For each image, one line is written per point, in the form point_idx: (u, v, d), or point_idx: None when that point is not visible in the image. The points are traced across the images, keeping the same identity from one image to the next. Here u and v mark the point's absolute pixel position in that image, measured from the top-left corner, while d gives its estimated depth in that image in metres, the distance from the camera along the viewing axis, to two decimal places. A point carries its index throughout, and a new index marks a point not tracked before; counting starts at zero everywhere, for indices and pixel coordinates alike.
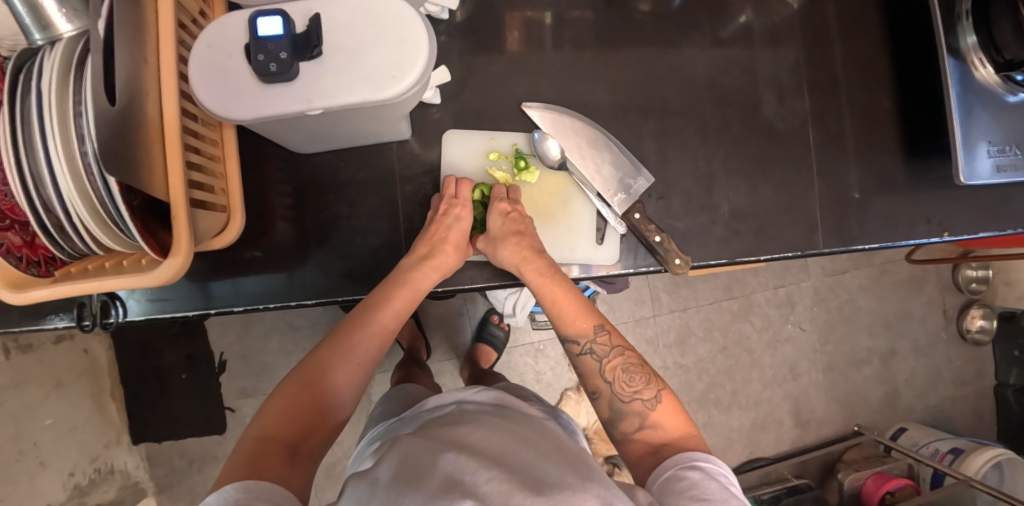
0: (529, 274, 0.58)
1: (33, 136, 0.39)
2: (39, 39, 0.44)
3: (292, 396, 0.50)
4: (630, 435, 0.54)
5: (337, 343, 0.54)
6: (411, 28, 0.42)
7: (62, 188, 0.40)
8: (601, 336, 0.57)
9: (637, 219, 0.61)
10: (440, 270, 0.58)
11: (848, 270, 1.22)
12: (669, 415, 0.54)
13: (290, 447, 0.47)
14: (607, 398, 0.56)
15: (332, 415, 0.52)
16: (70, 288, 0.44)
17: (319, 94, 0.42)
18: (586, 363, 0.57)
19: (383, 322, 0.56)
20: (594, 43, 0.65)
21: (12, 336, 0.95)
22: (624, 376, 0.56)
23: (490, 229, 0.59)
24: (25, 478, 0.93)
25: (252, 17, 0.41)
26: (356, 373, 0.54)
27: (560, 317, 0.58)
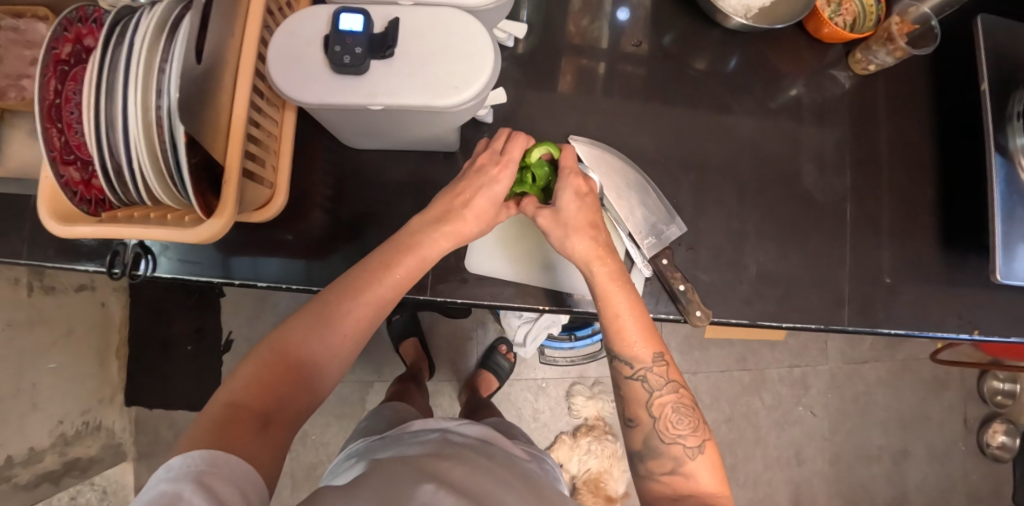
0: (600, 271, 0.55)
1: (118, 85, 0.42)
2: None
3: (268, 365, 0.50)
4: (655, 474, 0.54)
5: (323, 311, 0.52)
6: (479, 47, 0.45)
7: (133, 137, 0.42)
8: (658, 367, 0.55)
9: (664, 265, 0.60)
10: (453, 237, 0.57)
11: (869, 361, 1.18)
12: (707, 466, 0.53)
13: (263, 417, 0.46)
14: (646, 431, 0.54)
15: (305, 389, 0.51)
16: (109, 231, 0.46)
17: (383, 91, 0.44)
18: (634, 387, 0.55)
19: (375, 292, 0.54)
20: (647, 91, 0.67)
21: (40, 275, 1.00)
22: (673, 417, 0.54)
23: (564, 209, 0.56)
24: (19, 415, 0.94)
25: (336, 12, 0.44)
26: (339, 346, 0.53)
27: (632, 327, 0.55)
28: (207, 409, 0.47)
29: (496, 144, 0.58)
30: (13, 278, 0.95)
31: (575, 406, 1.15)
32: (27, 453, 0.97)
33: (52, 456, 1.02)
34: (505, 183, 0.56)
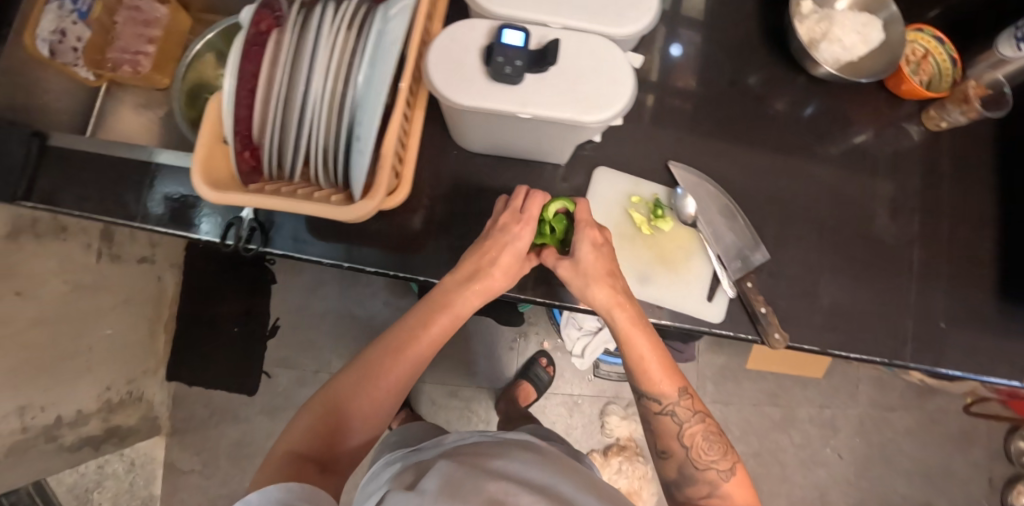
0: (618, 318, 0.56)
1: (306, 67, 0.44)
2: None
3: (319, 417, 0.53)
4: (694, 499, 0.58)
5: (365, 371, 0.54)
6: (620, 74, 0.49)
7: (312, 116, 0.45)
8: (685, 401, 0.58)
9: (748, 287, 0.63)
10: (483, 293, 0.57)
11: (898, 410, 1.19)
12: (739, 485, 0.57)
13: (318, 463, 0.50)
14: (680, 461, 0.58)
15: (353, 433, 0.53)
16: (257, 200, 0.48)
17: (533, 103, 0.48)
18: (663, 423, 0.59)
19: (412, 349, 0.56)
20: (737, 125, 0.71)
21: (108, 242, 1.04)
22: (704, 444, 0.58)
23: (582, 263, 0.56)
24: (72, 376, 0.98)
25: (500, 27, 0.48)
26: (379, 402, 0.55)
27: (654, 370, 0.58)
28: (266, 465, 0.50)
29: (514, 202, 0.57)
30: (86, 243, 1.00)
31: (608, 425, 1.17)
32: (75, 415, 0.99)
33: (97, 421, 1.04)
34: (527, 239, 0.56)
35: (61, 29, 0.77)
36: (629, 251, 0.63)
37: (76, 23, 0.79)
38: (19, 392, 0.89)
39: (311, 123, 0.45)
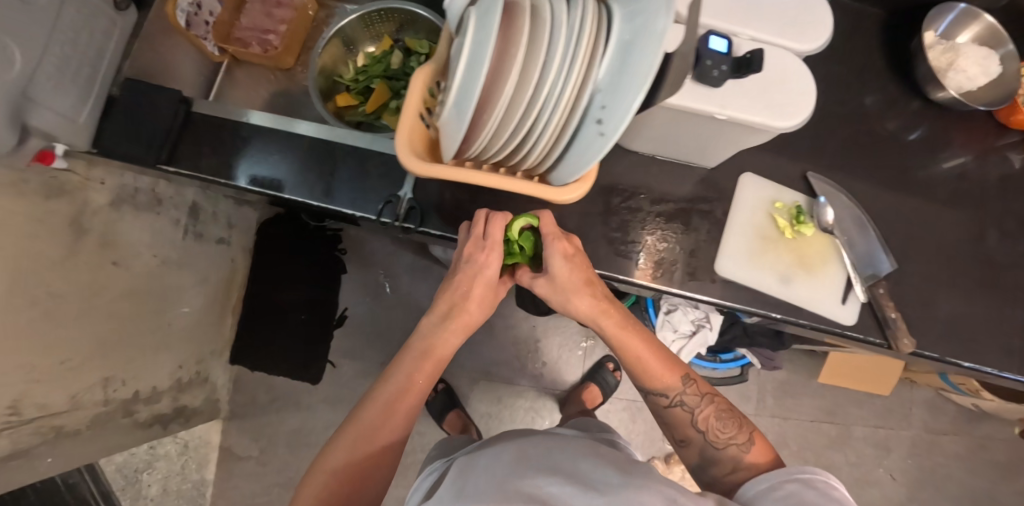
0: (604, 323, 0.58)
1: (551, 58, 0.44)
2: None
3: (325, 489, 0.52)
4: (723, 478, 0.56)
5: (365, 425, 0.55)
6: (804, 85, 0.53)
7: (547, 107, 0.45)
8: (689, 387, 0.59)
9: (880, 293, 0.65)
10: (463, 326, 0.59)
11: (947, 434, 1.15)
12: (763, 451, 0.55)
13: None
14: (699, 446, 0.59)
15: (365, 489, 0.53)
16: (469, 179, 0.50)
17: (733, 105, 0.51)
18: (675, 414, 0.60)
19: (413, 386, 0.57)
20: (864, 139, 0.74)
21: (194, 220, 1.03)
22: (718, 424, 0.58)
23: (556, 275, 0.57)
24: (150, 352, 0.97)
25: (707, 33, 0.51)
26: (385, 454, 0.55)
27: (648, 370, 0.60)
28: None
29: (477, 228, 0.58)
30: (174, 219, 0.99)
31: None
32: (150, 391, 0.98)
33: (168, 399, 1.03)
34: (497, 263, 0.57)
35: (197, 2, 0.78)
36: (771, 252, 0.65)
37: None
38: (107, 363, 0.89)
39: (543, 112, 0.46)
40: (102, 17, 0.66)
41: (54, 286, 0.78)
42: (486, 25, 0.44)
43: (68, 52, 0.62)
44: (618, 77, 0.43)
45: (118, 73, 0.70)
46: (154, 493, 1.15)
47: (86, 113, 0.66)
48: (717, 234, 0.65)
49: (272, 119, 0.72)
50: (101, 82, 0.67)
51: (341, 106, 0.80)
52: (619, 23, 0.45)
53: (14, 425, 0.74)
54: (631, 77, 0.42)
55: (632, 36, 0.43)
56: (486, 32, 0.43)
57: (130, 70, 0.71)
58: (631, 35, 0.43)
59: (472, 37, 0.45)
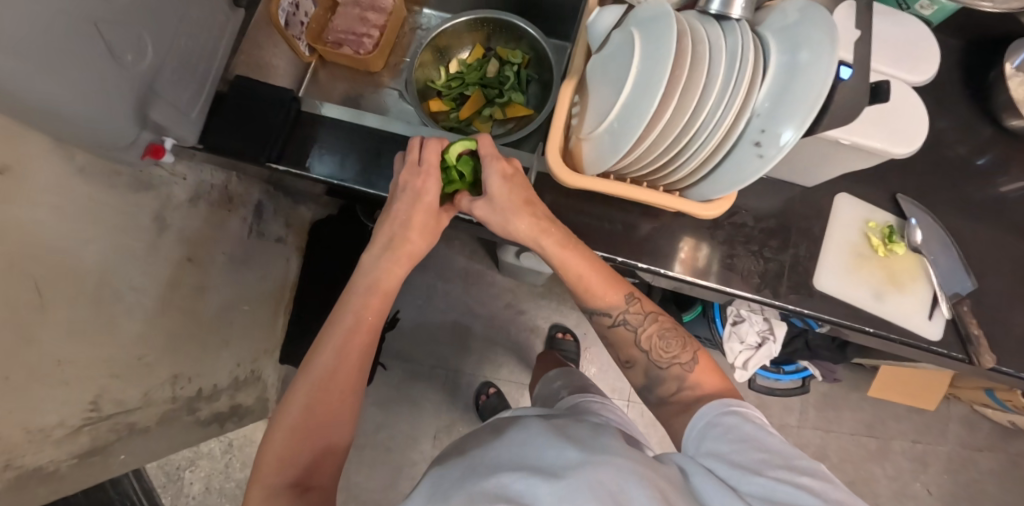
0: (550, 247, 0.59)
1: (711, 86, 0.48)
2: (713, 8, 0.51)
3: (289, 440, 0.53)
4: (669, 395, 0.62)
5: (320, 378, 0.55)
6: (919, 114, 0.56)
7: (703, 129, 0.49)
8: (633, 307, 0.63)
9: (963, 310, 0.68)
10: (408, 257, 0.59)
11: (983, 450, 1.19)
12: (703, 371, 0.61)
13: (300, 483, 0.52)
14: (645, 365, 0.64)
15: (332, 437, 0.55)
16: (614, 192, 0.54)
17: (856, 131, 0.54)
18: (619, 333, 0.64)
19: (357, 336, 0.57)
20: (946, 162, 0.76)
21: (258, 219, 1.03)
22: (662, 343, 0.62)
23: (495, 197, 0.58)
24: (213, 348, 0.97)
25: None
26: (341, 413, 0.55)
27: (593, 296, 0.62)
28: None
29: (411, 155, 0.58)
30: (242, 216, 0.99)
31: None
32: (211, 389, 0.98)
33: (225, 397, 1.03)
34: (435, 187, 0.58)
35: (296, 3, 0.78)
36: (864, 269, 0.68)
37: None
38: (177, 360, 0.88)
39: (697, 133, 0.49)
40: (220, 15, 0.66)
41: (135, 279, 0.78)
42: (654, 52, 0.47)
43: (189, 49, 0.63)
44: (778, 103, 0.47)
45: (226, 72, 0.70)
46: (196, 490, 1.17)
47: (196, 110, 0.66)
48: (816, 252, 0.67)
49: (353, 114, 0.73)
50: (212, 80, 0.68)
51: (434, 110, 0.82)
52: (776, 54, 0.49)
53: (93, 421, 0.74)
54: (793, 104, 0.45)
55: (794, 64, 0.46)
56: (655, 60, 0.47)
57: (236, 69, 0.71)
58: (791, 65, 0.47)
59: (636, 63, 0.48)
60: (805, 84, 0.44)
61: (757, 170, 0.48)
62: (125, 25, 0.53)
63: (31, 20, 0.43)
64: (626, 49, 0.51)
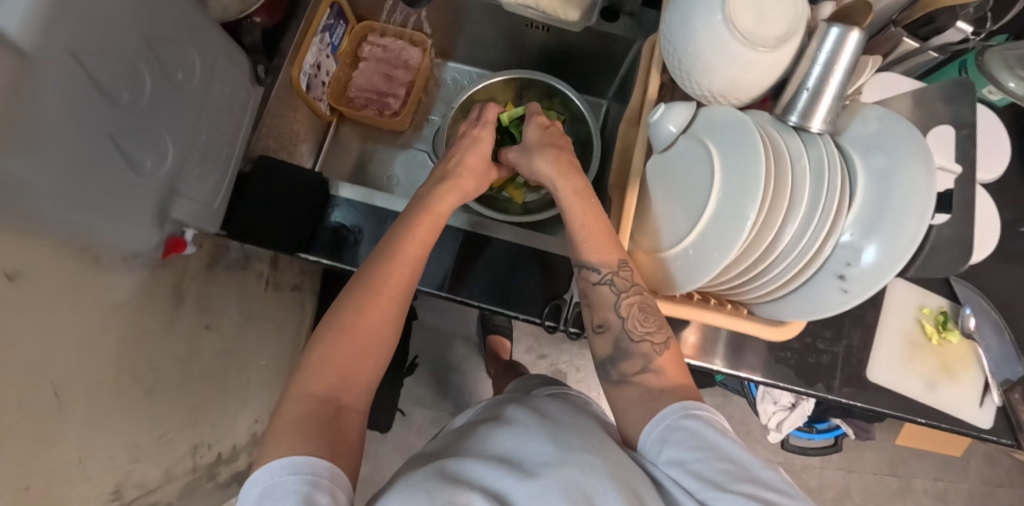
0: (565, 190, 0.57)
1: (798, 220, 0.45)
2: (792, 120, 0.48)
3: (335, 343, 0.51)
4: (627, 377, 0.51)
5: (366, 288, 0.53)
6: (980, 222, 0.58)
7: (786, 265, 0.47)
8: (624, 271, 0.51)
9: (1015, 398, 0.66)
10: (454, 193, 0.62)
11: (1002, 485, 1.20)
12: (673, 363, 0.51)
13: (332, 401, 0.49)
14: (615, 333, 0.51)
15: (370, 356, 0.53)
16: (685, 312, 0.52)
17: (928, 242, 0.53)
18: (600, 293, 0.52)
19: (408, 255, 0.56)
20: None
21: (274, 272, 1.00)
22: (640, 314, 0.51)
23: (529, 141, 0.65)
24: (231, 410, 0.94)
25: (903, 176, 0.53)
26: (383, 331, 0.54)
27: (585, 243, 0.52)
28: (283, 415, 0.48)
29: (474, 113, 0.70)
30: (257, 272, 0.95)
31: None
32: (230, 450, 0.96)
33: (244, 455, 1.01)
34: (487, 140, 0.67)
35: (317, 63, 0.74)
36: (918, 357, 0.66)
37: (328, 57, 0.76)
38: (197, 430, 0.85)
39: (780, 267, 0.47)
40: (241, 94, 0.62)
41: (152, 359, 0.74)
42: (739, 179, 0.45)
43: (209, 138, 0.58)
44: (869, 240, 0.45)
45: (248, 150, 0.66)
46: None
47: (219, 199, 0.62)
48: (869, 341, 0.65)
49: (366, 193, 0.69)
50: (234, 163, 0.63)
51: None
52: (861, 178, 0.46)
53: None
54: (887, 248, 0.44)
55: (884, 201, 0.45)
56: (738, 190, 0.44)
57: (258, 148, 0.67)
58: (880, 197, 0.45)
59: (716, 191, 0.46)
60: (900, 223, 0.43)
61: (840, 304, 0.46)
62: (144, 129, 0.49)
63: (48, 155, 0.39)
64: (701, 165, 0.48)
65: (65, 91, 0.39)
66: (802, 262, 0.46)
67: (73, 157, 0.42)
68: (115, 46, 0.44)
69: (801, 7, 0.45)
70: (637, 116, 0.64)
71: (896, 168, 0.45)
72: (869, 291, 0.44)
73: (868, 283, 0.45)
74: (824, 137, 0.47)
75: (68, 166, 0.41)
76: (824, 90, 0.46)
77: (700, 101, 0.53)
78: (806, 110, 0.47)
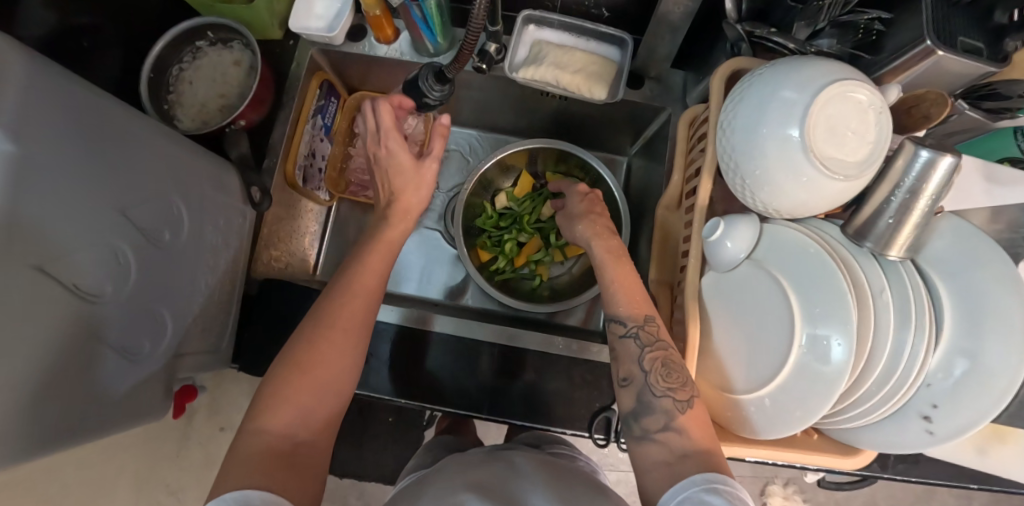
0: (599, 250, 0.54)
1: (890, 362, 0.42)
2: (867, 245, 0.44)
3: (284, 378, 0.45)
4: (649, 434, 0.46)
5: (321, 317, 0.47)
6: None
7: (871, 403, 0.43)
8: (652, 325, 0.48)
9: None
10: (400, 213, 0.52)
11: None
12: (700, 423, 0.45)
13: (288, 436, 0.43)
14: (637, 388, 0.47)
15: (332, 394, 0.46)
16: (763, 451, 0.47)
17: None
18: (625, 347, 0.49)
19: (367, 283, 0.50)
20: None
21: None
22: (664, 368, 0.46)
23: (570, 205, 0.60)
24: None
25: None
26: (341, 366, 0.47)
27: (616, 295, 0.50)
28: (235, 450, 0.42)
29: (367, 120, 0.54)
30: None
31: None
32: None
33: None
34: (397, 142, 0.52)
35: (312, 150, 0.67)
36: None
37: (322, 140, 0.68)
38: None
39: (864, 405, 0.44)
40: (237, 211, 0.56)
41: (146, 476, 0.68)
42: (822, 319, 0.42)
43: (213, 271, 0.53)
44: (957, 381, 0.42)
45: (251, 273, 0.60)
46: None
47: (227, 336, 0.57)
48: None
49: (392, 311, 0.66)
50: (238, 288, 0.58)
51: (484, 261, 0.74)
52: (946, 309, 0.44)
53: None
54: (980, 391, 0.41)
55: (975, 340, 0.42)
56: (826, 338, 0.41)
57: (261, 267, 0.62)
58: (971, 334, 0.42)
59: (797, 330, 0.43)
60: (995, 369, 0.40)
61: (925, 444, 0.44)
62: (129, 307, 0.43)
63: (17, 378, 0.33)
64: (773, 300, 0.45)
65: (28, 310, 0.34)
66: (888, 405, 0.43)
67: (52, 375, 0.36)
68: (87, 226, 0.38)
69: (885, 124, 0.40)
70: (677, 201, 0.58)
71: (987, 302, 0.42)
72: (958, 434, 0.42)
73: (960, 426, 0.42)
74: (906, 263, 0.44)
75: (46, 385, 0.36)
76: (909, 207, 0.42)
77: (762, 213, 0.48)
78: (886, 240, 0.43)
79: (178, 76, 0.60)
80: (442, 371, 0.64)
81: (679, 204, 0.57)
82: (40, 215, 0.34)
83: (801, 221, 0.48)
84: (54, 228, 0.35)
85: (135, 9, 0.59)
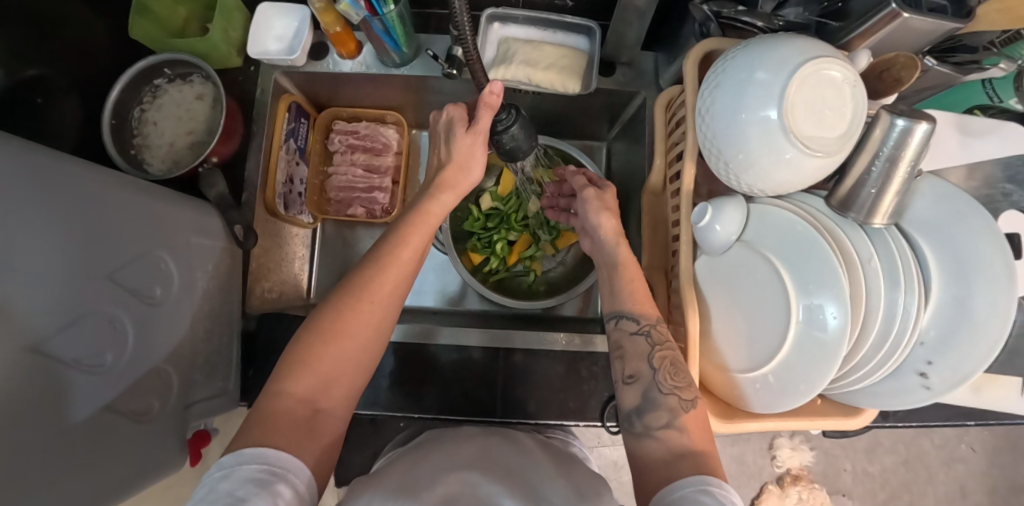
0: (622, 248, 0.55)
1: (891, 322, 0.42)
2: (853, 216, 0.45)
3: (309, 347, 0.43)
4: (652, 431, 0.46)
5: (350, 291, 0.45)
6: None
7: (872, 366, 0.45)
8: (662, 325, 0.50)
9: None
10: (448, 188, 0.52)
11: None
12: (701, 424, 0.46)
13: (309, 402, 0.42)
14: (644, 385, 0.48)
15: (355, 370, 0.44)
16: (775, 424, 0.49)
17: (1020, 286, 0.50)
18: (634, 344, 0.50)
19: (400, 258, 0.47)
20: None
21: None
22: (673, 365, 0.48)
23: (606, 195, 0.59)
24: None
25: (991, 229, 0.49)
26: (369, 338, 0.45)
27: (628, 292, 0.52)
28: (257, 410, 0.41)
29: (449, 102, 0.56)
30: None
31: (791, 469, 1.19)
32: None
33: None
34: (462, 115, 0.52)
35: (290, 176, 0.66)
36: None
37: (298, 163, 0.67)
38: None
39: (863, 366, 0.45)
40: (223, 257, 0.55)
41: None
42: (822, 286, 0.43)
43: (209, 317, 0.52)
44: (951, 336, 0.44)
45: (247, 309, 0.60)
46: None
47: (233, 378, 0.56)
48: None
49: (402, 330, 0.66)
50: (235, 332, 0.57)
51: (476, 263, 0.74)
52: (934, 269, 0.45)
53: None
54: (970, 345, 0.42)
55: (964, 299, 0.43)
56: (825, 307, 0.42)
57: (257, 301, 0.61)
58: (959, 289, 0.44)
59: (795, 303, 0.44)
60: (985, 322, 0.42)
61: (923, 399, 0.45)
62: (133, 375, 0.42)
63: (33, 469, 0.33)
64: (771, 278, 0.46)
65: None
66: (886, 365, 0.44)
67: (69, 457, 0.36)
68: (75, 310, 0.37)
69: (862, 97, 0.41)
70: (662, 185, 0.58)
71: (973, 259, 0.43)
72: (954, 384, 0.44)
73: (960, 376, 0.43)
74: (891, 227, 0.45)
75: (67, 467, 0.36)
76: (890, 176, 0.42)
77: (753, 195, 0.49)
78: (869, 208, 0.44)
79: (141, 117, 0.58)
80: (448, 376, 0.64)
81: (665, 188, 0.58)
82: (26, 294, 0.33)
83: (788, 197, 0.49)
84: (44, 304, 0.34)
85: (89, 57, 0.57)
